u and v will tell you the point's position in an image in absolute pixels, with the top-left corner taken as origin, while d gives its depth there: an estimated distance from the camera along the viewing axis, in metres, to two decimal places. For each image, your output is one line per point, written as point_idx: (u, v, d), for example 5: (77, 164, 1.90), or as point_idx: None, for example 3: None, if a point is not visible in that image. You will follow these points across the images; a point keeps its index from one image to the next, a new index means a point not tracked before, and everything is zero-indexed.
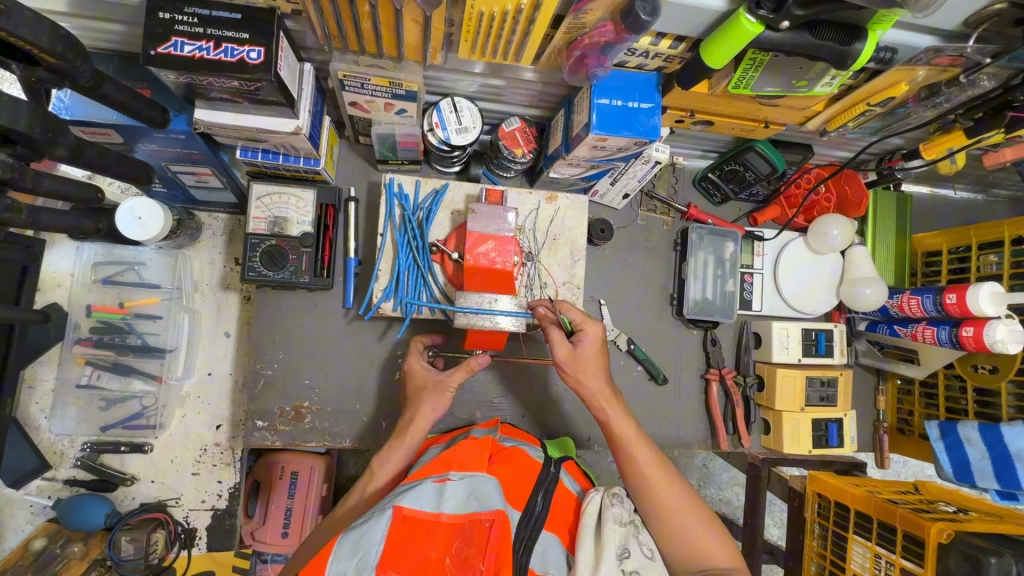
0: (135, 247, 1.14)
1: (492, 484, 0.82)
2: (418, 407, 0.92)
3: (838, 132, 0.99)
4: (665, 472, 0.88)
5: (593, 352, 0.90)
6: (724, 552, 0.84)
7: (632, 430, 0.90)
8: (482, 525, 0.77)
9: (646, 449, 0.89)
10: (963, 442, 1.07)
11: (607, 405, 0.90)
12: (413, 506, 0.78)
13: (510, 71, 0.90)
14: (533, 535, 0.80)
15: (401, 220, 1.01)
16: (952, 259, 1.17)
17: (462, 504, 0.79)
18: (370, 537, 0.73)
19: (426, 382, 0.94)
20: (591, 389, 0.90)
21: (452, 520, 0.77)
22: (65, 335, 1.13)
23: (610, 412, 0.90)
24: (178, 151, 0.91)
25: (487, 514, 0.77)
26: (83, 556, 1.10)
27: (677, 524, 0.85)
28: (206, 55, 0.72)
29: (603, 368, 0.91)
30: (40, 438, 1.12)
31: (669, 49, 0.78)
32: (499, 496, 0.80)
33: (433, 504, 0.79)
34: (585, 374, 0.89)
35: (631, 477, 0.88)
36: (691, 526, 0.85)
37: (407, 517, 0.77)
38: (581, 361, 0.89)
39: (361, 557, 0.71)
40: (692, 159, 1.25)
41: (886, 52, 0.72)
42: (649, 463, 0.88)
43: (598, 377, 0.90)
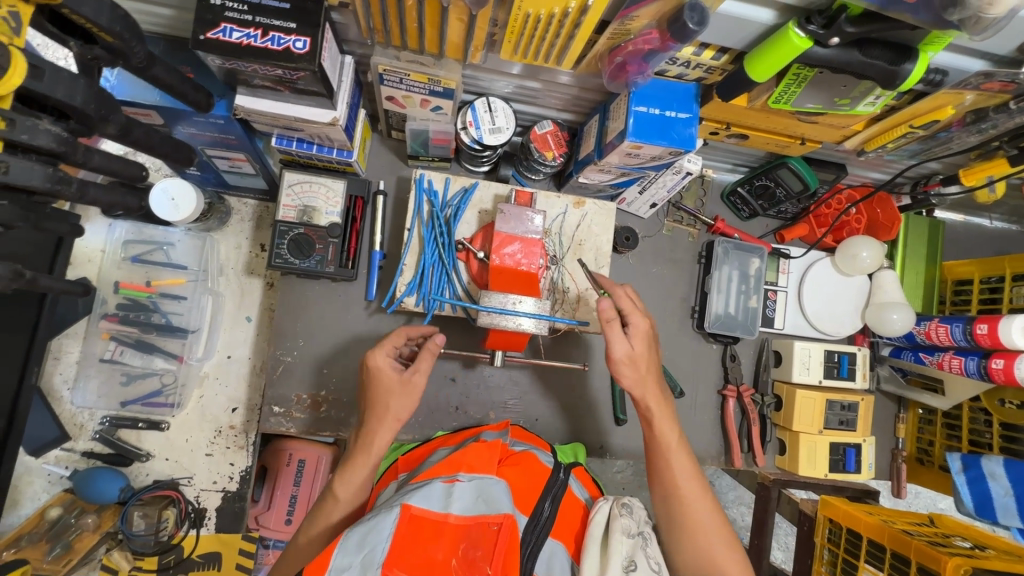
0: (165, 227, 1.17)
1: (500, 487, 0.82)
2: (383, 410, 0.85)
3: (876, 153, 0.97)
4: (696, 482, 0.86)
5: (647, 349, 0.87)
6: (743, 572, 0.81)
7: (673, 434, 0.88)
8: (489, 528, 0.76)
9: (683, 457, 0.87)
10: (986, 477, 1.05)
11: (652, 406, 0.88)
12: (422, 505, 0.78)
13: (546, 73, 0.90)
14: (537, 544, 0.80)
15: (429, 215, 1.01)
16: (983, 289, 1.14)
17: (470, 506, 0.79)
18: (378, 533, 0.73)
19: (393, 385, 0.86)
20: (639, 389, 0.88)
21: (460, 521, 0.77)
22: (92, 310, 1.16)
23: (654, 413, 0.88)
24: (215, 136, 0.92)
25: (495, 518, 0.76)
26: (95, 528, 1.11)
27: (702, 539, 0.82)
28: (253, 43, 0.73)
29: (652, 368, 0.89)
30: (62, 409, 1.14)
31: (711, 60, 0.78)
32: (508, 500, 0.79)
33: (441, 504, 0.78)
34: (636, 372, 0.87)
35: (664, 481, 0.87)
36: (715, 543, 0.82)
37: (415, 517, 0.76)
38: (635, 357, 0.86)
39: (367, 554, 0.71)
40: (721, 173, 1.25)
41: (936, 74, 0.71)
42: (684, 470, 0.86)
43: (648, 379, 0.88)
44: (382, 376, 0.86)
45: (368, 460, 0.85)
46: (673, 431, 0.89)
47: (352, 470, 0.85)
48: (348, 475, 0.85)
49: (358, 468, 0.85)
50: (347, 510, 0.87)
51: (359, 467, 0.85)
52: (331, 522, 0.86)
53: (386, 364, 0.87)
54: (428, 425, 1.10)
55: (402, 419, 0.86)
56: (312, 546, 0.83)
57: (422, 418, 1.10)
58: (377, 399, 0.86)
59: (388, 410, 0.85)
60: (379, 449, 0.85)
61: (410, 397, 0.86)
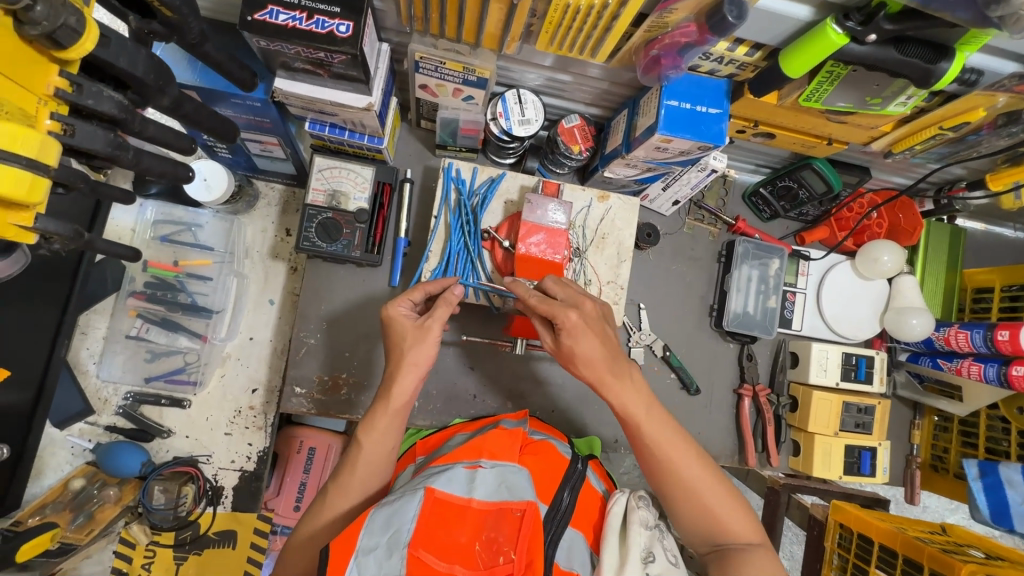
0: (195, 209, 1.20)
1: (522, 475, 0.82)
2: (401, 359, 0.81)
3: (904, 155, 0.98)
4: (680, 444, 0.81)
5: (585, 335, 0.79)
6: (751, 527, 0.80)
7: (643, 405, 0.81)
8: (513, 515, 0.77)
9: (655, 424, 0.81)
10: (1003, 484, 1.05)
11: (608, 390, 0.81)
12: (445, 489, 0.77)
13: (577, 66, 0.92)
14: (557, 533, 0.78)
15: (455, 203, 1.03)
16: (1004, 297, 1.14)
17: (492, 491, 0.79)
18: (403, 514, 0.73)
19: (408, 331, 0.82)
20: (590, 375, 0.81)
21: (482, 507, 0.77)
22: (120, 287, 1.18)
23: (617, 391, 0.81)
24: (250, 118, 0.94)
25: (518, 504, 0.77)
26: (117, 501, 1.14)
27: (699, 498, 0.80)
28: (298, 25, 0.75)
29: (603, 345, 0.80)
30: (87, 383, 1.16)
31: (744, 57, 0.79)
32: (530, 488, 0.79)
33: (464, 490, 0.78)
34: (579, 360, 0.80)
35: (649, 457, 0.82)
36: (710, 498, 0.80)
37: (439, 500, 0.76)
38: (577, 347, 0.79)
39: (393, 534, 0.72)
40: (743, 173, 1.26)
41: (971, 74, 0.72)
42: (665, 435, 0.81)
43: (592, 365, 0.80)
44: (397, 325, 0.82)
45: (391, 417, 0.81)
46: (643, 401, 0.82)
47: (378, 428, 0.80)
48: (373, 433, 0.80)
49: (382, 429, 0.81)
50: (370, 491, 0.81)
51: (382, 423, 0.81)
52: (354, 502, 0.80)
53: (401, 312, 0.83)
54: (446, 411, 1.09)
55: (420, 374, 0.82)
56: (331, 529, 0.78)
57: (440, 405, 1.09)
58: (397, 348, 0.82)
59: (406, 358, 0.80)
60: (399, 401, 0.81)
61: (428, 343, 0.81)
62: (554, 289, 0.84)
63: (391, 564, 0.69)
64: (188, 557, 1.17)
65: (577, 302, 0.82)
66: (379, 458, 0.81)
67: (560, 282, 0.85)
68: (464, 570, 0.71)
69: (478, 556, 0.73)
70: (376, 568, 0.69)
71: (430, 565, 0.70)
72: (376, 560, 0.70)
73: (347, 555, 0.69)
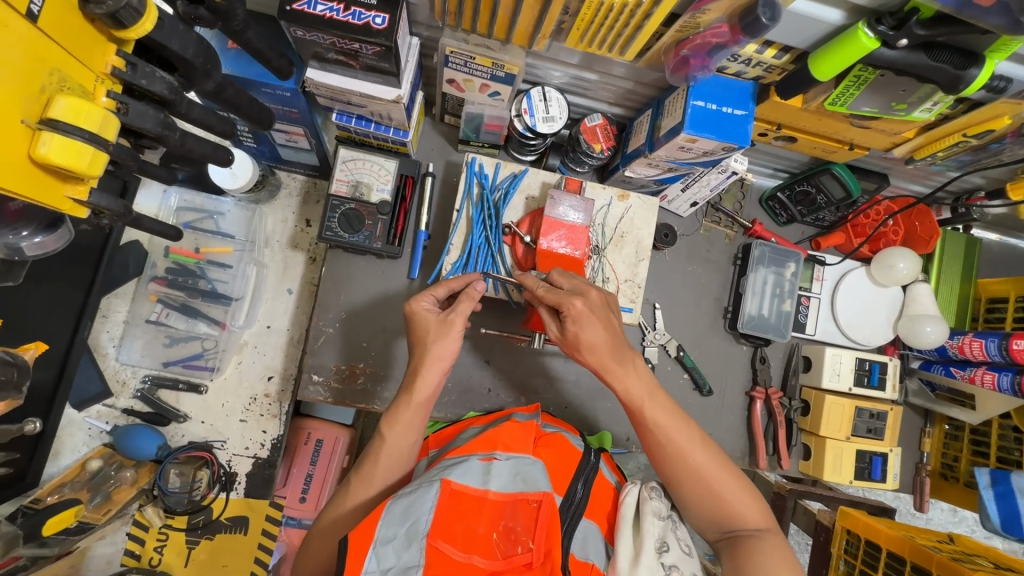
0: (217, 197, 1.22)
1: (538, 466, 0.79)
2: (424, 353, 0.81)
3: (925, 162, 0.99)
4: (686, 430, 0.82)
5: (591, 321, 0.79)
6: (760, 512, 0.80)
7: (648, 392, 0.82)
8: (529, 505, 0.74)
9: (658, 408, 0.81)
10: (1015, 493, 1.06)
11: (612, 377, 0.82)
12: (461, 480, 0.74)
13: (603, 65, 0.93)
14: (572, 523, 0.77)
15: (478, 197, 1.04)
16: (1018, 308, 1.15)
17: (509, 483, 0.76)
18: (421, 505, 0.71)
19: (430, 323, 0.82)
20: (594, 363, 0.82)
21: (499, 498, 0.74)
22: (142, 271, 1.19)
23: (621, 377, 0.81)
24: (279, 108, 0.95)
25: (535, 495, 0.74)
26: (133, 483, 1.15)
27: (705, 482, 0.80)
28: (335, 16, 0.76)
29: (608, 333, 0.80)
30: (106, 365, 1.18)
31: (772, 59, 0.80)
32: (546, 479, 0.76)
33: (479, 481, 0.76)
34: (584, 348, 0.81)
35: (656, 445, 0.82)
36: (716, 481, 0.80)
37: (455, 491, 0.73)
38: (582, 335, 0.79)
39: (412, 524, 0.69)
40: (761, 177, 1.27)
41: (999, 81, 0.73)
42: (671, 421, 0.81)
43: (595, 352, 0.80)
44: (420, 319, 0.83)
45: (415, 410, 0.80)
46: (648, 387, 0.82)
47: (401, 421, 0.80)
48: (395, 425, 0.80)
49: (406, 422, 0.80)
50: (391, 481, 0.81)
51: (404, 417, 0.80)
52: (375, 492, 0.79)
53: (423, 307, 0.83)
54: (461, 404, 1.09)
55: (444, 371, 0.81)
56: (353, 517, 0.78)
57: (455, 397, 1.08)
58: (420, 342, 0.82)
59: (430, 352, 0.80)
60: (421, 394, 0.80)
61: (451, 337, 0.81)
62: (559, 279, 0.85)
63: (410, 555, 0.67)
64: (200, 541, 1.18)
65: (583, 291, 0.82)
66: (400, 452, 0.80)
67: (564, 273, 0.86)
68: (483, 561, 0.69)
69: (496, 547, 0.71)
70: (395, 559, 0.67)
71: (450, 556, 0.68)
72: (394, 549, 0.68)
73: (365, 546, 0.67)
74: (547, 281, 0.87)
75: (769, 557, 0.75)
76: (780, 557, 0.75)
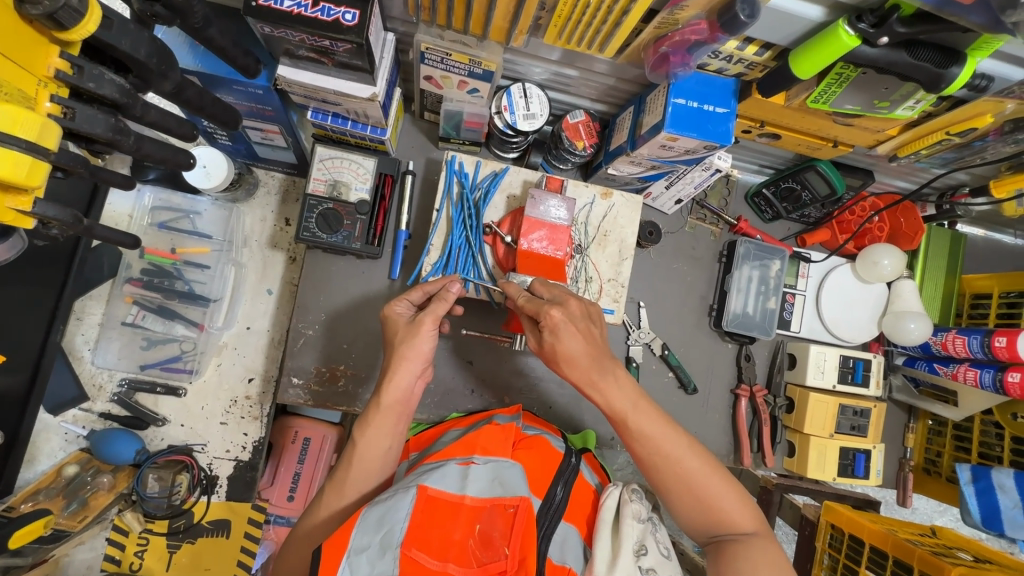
0: (192, 196, 1.18)
1: (516, 470, 0.77)
2: (397, 360, 0.78)
3: (910, 159, 0.98)
4: (674, 438, 0.80)
5: (572, 333, 0.77)
6: (750, 516, 0.80)
7: (632, 403, 0.80)
8: (506, 511, 0.72)
9: (644, 417, 0.80)
10: (995, 489, 1.06)
11: (595, 388, 0.80)
12: (439, 486, 0.72)
13: (584, 61, 0.91)
14: (550, 528, 0.74)
15: (458, 196, 1.02)
16: (1002, 304, 1.14)
17: (486, 488, 0.75)
18: (396, 513, 0.68)
19: (401, 327, 0.80)
20: (577, 374, 0.80)
21: (476, 503, 0.73)
22: (117, 273, 1.17)
23: (604, 389, 0.80)
24: (252, 106, 0.92)
25: (512, 500, 0.72)
26: (110, 488, 1.12)
27: (694, 488, 0.80)
28: (303, 12, 0.73)
29: (588, 343, 0.78)
30: (82, 369, 1.16)
31: (753, 56, 0.78)
32: (524, 483, 0.75)
33: (457, 486, 0.74)
34: (563, 361, 0.79)
35: (642, 454, 0.81)
36: (706, 486, 0.80)
37: (432, 497, 0.71)
38: (558, 347, 0.78)
39: (386, 533, 0.67)
40: (747, 173, 1.25)
41: (981, 79, 0.73)
42: (656, 430, 0.80)
43: (577, 365, 0.79)
44: (393, 322, 0.81)
45: (385, 414, 0.77)
46: (633, 398, 0.80)
47: (373, 423, 0.77)
48: (368, 429, 0.77)
49: (378, 427, 0.78)
50: (367, 489, 0.79)
51: (376, 421, 0.77)
52: (349, 500, 0.77)
53: (398, 311, 0.82)
54: (443, 405, 1.08)
55: (418, 377, 0.79)
56: (329, 525, 0.76)
57: (437, 399, 1.07)
58: (391, 345, 0.80)
59: (397, 353, 0.78)
60: (396, 399, 0.78)
61: (420, 337, 0.78)
62: (543, 290, 0.84)
63: (384, 564, 0.65)
64: (182, 545, 1.17)
65: (563, 300, 0.80)
66: (374, 459, 0.78)
67: (548, 284, 0.85)
68: (458, 569, 0.68)
69: (472, 554, 0.70)
70: (369, 569, 0.65)
71: (423, 565, 0.66)
72: (368, 559, 0.65)
73: (338, 555, 0.64)
74: (531, 291, 0.86)
75: (753, 564, 0.75)
76: (766, 566, 0.75)
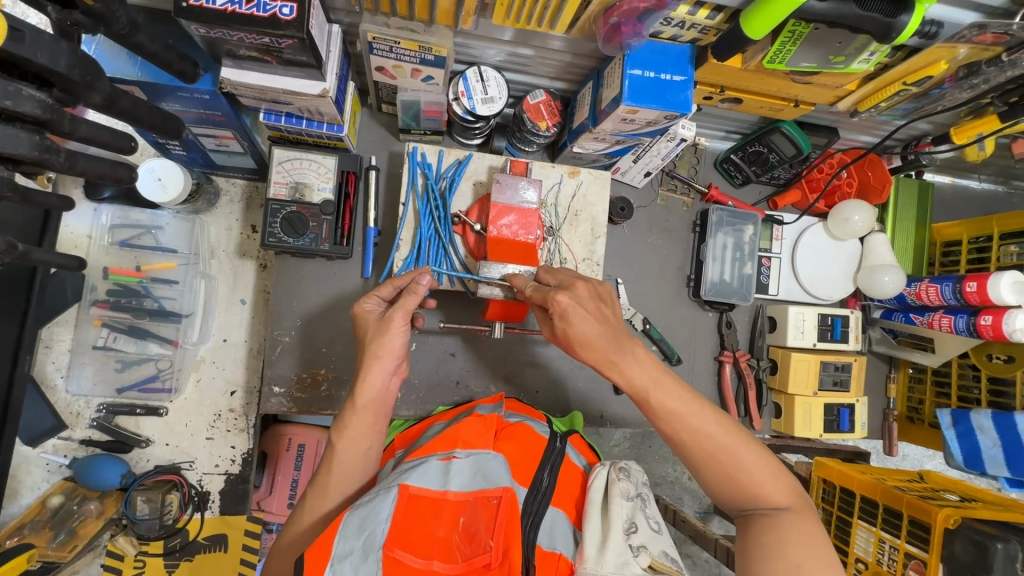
0: (152, 210, 1.15)
1: (498, 461, 0.76)
2: (368, 363, 0.76)
3: (870, 113, 0.98)
4: (702, 411, 0.73)
5: (579, 319, 0.73)
6: (783, 489, 0.72)
7: (654, 380, 0.73)
8: (490, 503, 0.71)
9: (668, 393, 0.73)
10: (975, 430, 1.09)
11: (614, 367, 0.73)
12: (420, 484, 0.72)
13: (538, 39, 0.89)
14: (538, 515, 0.73)
15: (423, 189, 1.00)
16: (971, 250, 1.16)
17: (469, 481, 0.73)
18: (376, 516, 0.67)
19: (371, 324, 0.79)
20: (593, 354, 0.74)
21: (459, 497, 0.72)
22: (82, 297, 1.13)
23: (624, 369, 0.73)
24: (201, 113, 0.90)
25: (494, 492, 0.71)
26: (99, 515, 1.11)
27: (723, 462, 0.72)
28: (238, 9, 0.70)
29: (601, 325, 0.73)
30: (57, 398, 1.13)
31: (706, 20, 0.77)
32: (507, 473, 0.74)
33: (438, 482, 0.73)
34: (577, 345, 0.74)
35: (670, 432, 0.74)
36: (740, 459, 0.72)
37: (413, 496, 0.70)
38: (571, 331, 0.74)
39: (368, 537, 0.66)
40: (714, 141, 1.25)
41: (931, 26, 0.72)
42: (682, 405, 0.73)
43: (592, 349, 0.73)
44: (363, 321, 0.81)
45: (361, 414, 0.76)
46: (654, 376, 0.73)
47: (351, 425, 0.76)
48: (345, 431, 0.76)
49: (355, 428, 0.77)
50: (350, 491, 0.77)
51: (353, 423, 0.76)
52: (331, 505, 0.76)
53: (368, 309, 0.81)
54: (430, 399, 1.10)
55: (393, 373, 0.78)
56: (312, 533, 0.75)
57: (423, 394, 1.10)
58: (362, 344, 0.79)
59: (369, 352, 0.77)
60: (370, 396, 0.76)
61: (391, 333, 0.77)
62: (547, 277, 0.82)
63: (367, 568, 0.64)
64: (179, 564, 1.16)
65: (568, 284, 0.77)
66: (356, 463, 0.77)
67: (551, 270, 0.83)
68: (444, 566, 0.67)
69: (458, 549, 0.69)
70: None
71: (408, 564, 0.65)
72: (352, 565, 0.64)
73: (322, 562, 0.63)
74: (536, 280, 0.85)
75: (782, 541, 0.68)
76: (796, 542, 0.68)
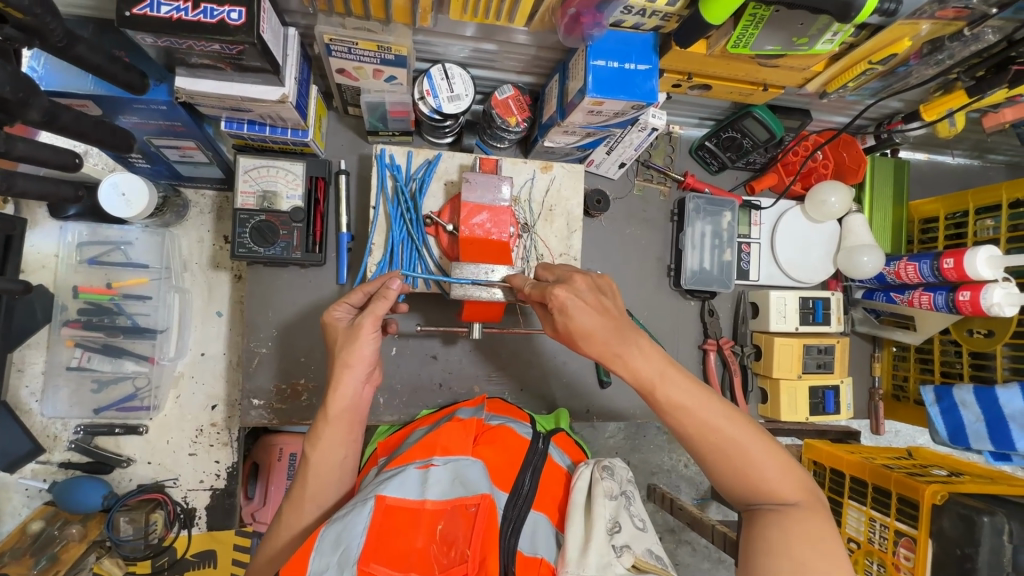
0: (121, 225, 1.12)
1: (477, 467, 0.75)
2: (338, 374, 0.75)
3: (839, 94, 0.98)
4: (710, 404, 0.72)
5: (580, 310, 0.72)
6: (792, 483, 0.71)
7: (660, 372, 0.72)
8: (467, 510, 0.70)
9: (674, 386, 0.72)
10: (958, 406, 1.09)
11: (620, 360, 0.73)
12: (396, 494, 0.70)
13: (502, 34, 0.88)
14: (518, 520, 0.72)
15: (393, 191, 0.99)
16: (949, 225, 1.16)
17: (447, 489, 0.72)
18: (351, 530, 0.66)
19: (340, 333, 0.78)
20: (597, 348, 0.73)
21: (437, 506, 0.71)
22: (52, 317, 1.11)
23: (627, 361, 0.72)
24: (161, 124, 0.88)
25: (472, 499, 0.70)
26: (82, 538, 1.10)
27: (731, 455, 0.71)
28: (184, 17, 0.69)
29: (603, 317, 0.72)
30: (33, 422, 1.12)
31: (666, 7, 0.76)
32: (486, 479, 0.73)
33: (416, 492, 0.72)
34: (579, 338, 0.73)
35: (677, 425, 0.73)
36: (748, 452, 0.71)
37: (390, 507, 0.69)
38: (572, 325, 0.73)
39: (343, 552, 0.64)
40: (688, 128, 1.23)
41: (891, 3, 0.71)
42: (689, 398, 0.72)
43: (595, 341, 0.72)
44: (333, 330, 0.79)
45: (335, 425, 0.75)
46: (660, 367, 0.72)
47: (325, 436, 0.75)
48: (319, 443, 0.75)
49: (330, 439, 0.76)
50: (328, 504, 0.77)
51: (326, 434, 0.75)
52: (309, 520, 0.75)
53: (338, 317, 0.80)
54: (412, 403, 1.09)
55: (367, 380, 0.77)
56: (291, 547, 0.74)
57: (405, 399, 1.09)
58: (333, 353, 0.78)
59: (339, 361, 0.75)
60: (342, 406, 0.75)
61: (361, 341, 0.75)
62: (546, 274, 0.82)
63: None
64: None
65: (567, 278, 0.77)
66: (333, 474, 0.76)
67: (550, 266, 0.83)
68: None
69: (435, 559, 0.68)
70: None
71: None
72: None
73: None
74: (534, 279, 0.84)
75: (786, 534, 0.68)
76: (802, 537, 0.67)
